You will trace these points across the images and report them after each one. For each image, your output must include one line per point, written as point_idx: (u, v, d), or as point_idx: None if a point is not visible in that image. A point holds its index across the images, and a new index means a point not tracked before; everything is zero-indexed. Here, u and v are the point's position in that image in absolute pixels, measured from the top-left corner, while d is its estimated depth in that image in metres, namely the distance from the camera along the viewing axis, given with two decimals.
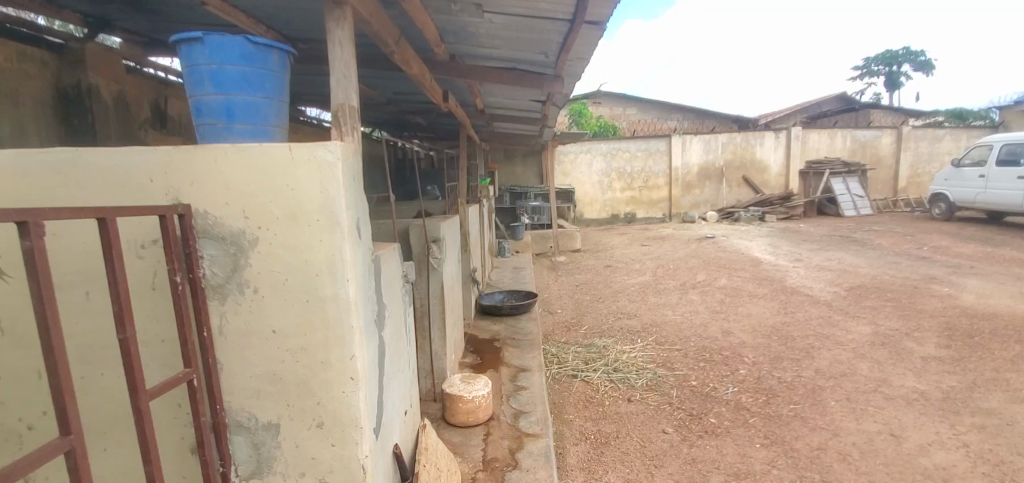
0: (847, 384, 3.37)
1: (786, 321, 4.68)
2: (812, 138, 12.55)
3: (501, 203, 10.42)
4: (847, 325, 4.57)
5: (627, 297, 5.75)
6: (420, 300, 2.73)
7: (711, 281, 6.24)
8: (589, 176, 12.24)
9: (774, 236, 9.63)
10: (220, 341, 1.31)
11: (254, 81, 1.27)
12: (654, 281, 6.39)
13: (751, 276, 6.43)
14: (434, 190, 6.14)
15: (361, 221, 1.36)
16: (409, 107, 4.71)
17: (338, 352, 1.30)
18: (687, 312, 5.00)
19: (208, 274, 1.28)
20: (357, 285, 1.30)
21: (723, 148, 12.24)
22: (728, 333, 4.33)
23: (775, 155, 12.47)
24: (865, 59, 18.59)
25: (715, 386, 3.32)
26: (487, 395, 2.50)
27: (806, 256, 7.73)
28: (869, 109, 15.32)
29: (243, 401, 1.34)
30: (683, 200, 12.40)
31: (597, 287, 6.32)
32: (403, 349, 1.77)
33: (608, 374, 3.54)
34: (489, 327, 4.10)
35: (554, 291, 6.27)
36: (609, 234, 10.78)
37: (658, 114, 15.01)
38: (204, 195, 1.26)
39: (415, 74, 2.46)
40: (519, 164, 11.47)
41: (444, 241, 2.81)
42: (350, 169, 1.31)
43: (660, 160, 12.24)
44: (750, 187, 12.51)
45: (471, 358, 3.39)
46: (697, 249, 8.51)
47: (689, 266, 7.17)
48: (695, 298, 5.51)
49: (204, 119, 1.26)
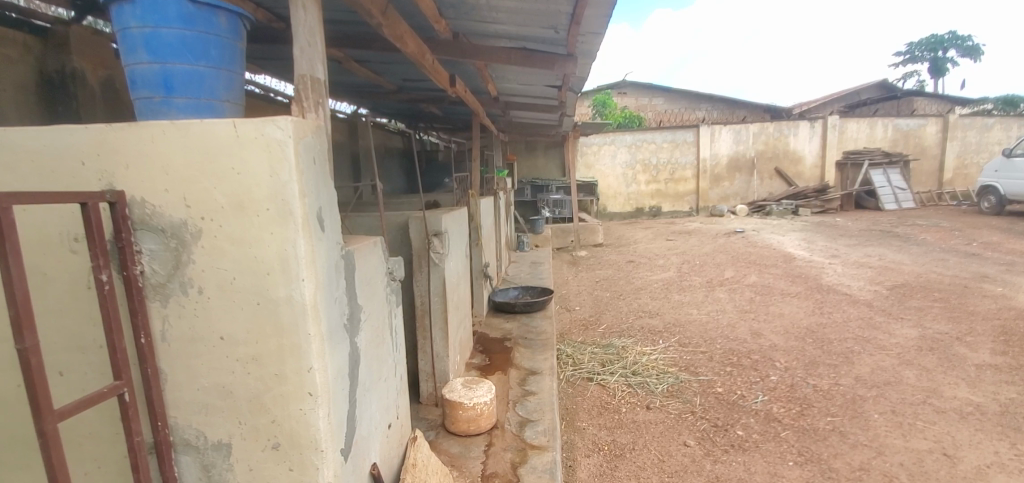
0: (891, 395, 3.06)
1: (822, 323, 4.35)
2: (850, 127, 11.92)
3: (522, 196, 10.22)
4: (889, 327, 4.21)
5: (649, 294, 5.48)
6: (419, 299, 2.54)
7: (740, 278, 5.91)
8: (613, 168, 11.90)
9: (809, 231, 9.15)
10: (162, 347, 1.14)
11: (195, 47, 1.09)
12: (679, 278, 6.10)
13: (783, 273, 6.08)
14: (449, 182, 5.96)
15: (324, 210, 1.18)
16: (422, 97, 4.55)
17: (294, 364, 1.11)
18: (713, 311, 4.71)
19: (147, 271, 1.11)
20: (317, 285, 1.11)
21: (754, 139, 11.73)
22: (758, 335, 4.04)
23: (810, 145, 11.87)
24: (908, 44, 17.65)
25: (744, 393, 3.04)
26: (490, 402, 2.30)
27: (843, 252, 7.30)
28: (913, 97, 14.49)
29: (190, 418, 1.17)
30: (712, 193, 11.93)
31: (618, 283, 6.06)
32: (386, 357, 1.58)
33: (626, 378, 3.32)
34: (501, 325, 3.91)
35: (572, 288, 6.04)
36: (634, 228, 10.42)
37: (686, 104, 14.57)
38: (141, 179, 1.10)
39: (412, 53, 2.28)
40: (541, 156, 11.25)
41: (446, 234, 2.60)
42: (309, 150, 1.12)
43: (687, 151, 11.79)
44: (783, 180, 11.97)
45: (479, 359, 3.20)
46: (725, 244, 8.13)
47: (717, 261, 6.84)
48: (723, 297, 5.20)
49: (138, 92, 1.09)
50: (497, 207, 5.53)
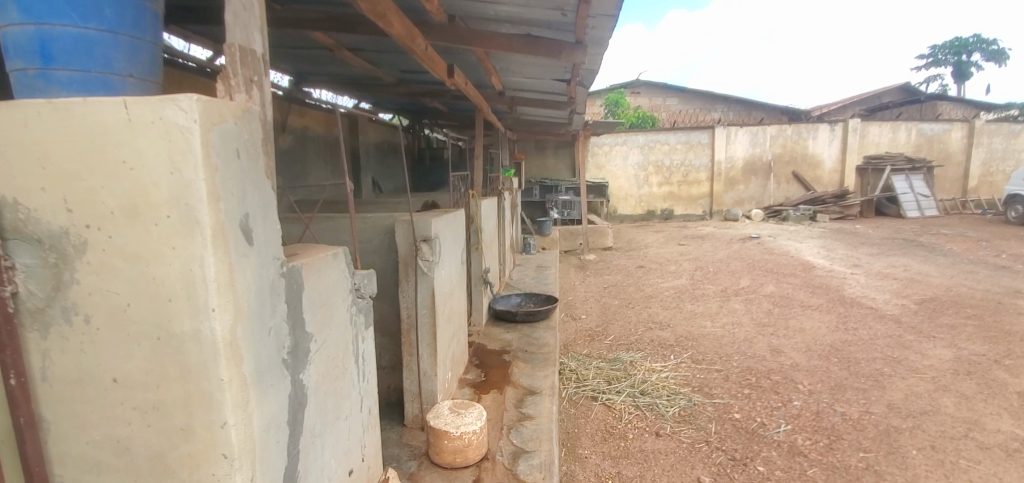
0: (928, 426, 2.76)
1: (846, 340, 4.04)
2: (872, 131, 11.51)
3: (530, 196, 9.95)
4: (921, 347, 3.89)
5: (660, 303, 5.18)
6: (405, 312, 2.29)
7: (757, 288, 5.59)
8: (624, 169, 11.57)
9: (828, 238, 8.78)
10: (44, 389, 0.90)
11: (80, 4, 0.84)
12: (692, 286, 5.79)
13: (802, 284, 5.76)
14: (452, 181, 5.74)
15: (253, 218, 0.92)
16: (423, 91, 4.30)
17: (204, 417, 0.86)
18: (729, 323, 4.41)
19: (23, 292, 0.87)
20: (235, 316, 0.86)
21: (771, 141, 11.35)
22: (777, 352, 3.75)
23: (830, 148, 11.47)
24: (932, 47, 17.12)
25: (764, 421, 2.76)
26: (479, 431, 2.05)
27: (865, 261, 6.95)
28: (937, 102, 14.01)
29: (80, 478, 0.92)
30: (726, 197, 11.57)
31: (628, 290, 5.78)
32: (348, 391, 1.32)
33: (634, 399, 3.05)
34: (501, 335, 3.65)
35: (579, 294, 5.76)
36: (645, 231, 10.10)
37: (701, 105, 14.19)
38: (14, 174, 0.85)
39: (400, 37, 2.02)
40: (551, 155, 10.97)
41: (438, 240, 2.33)
42: (229, 140, 0.86)
43: (702, 153, 11.44)
44: (800, 184, 11.57)
45: (474, 375, 2.95)
46: (740, 251, 7.81)
47: (731, 269, 6.53)
48: (739, 308, 4.89)
49: (10, 62, 0.85)
50: (501, 209, 5.26)
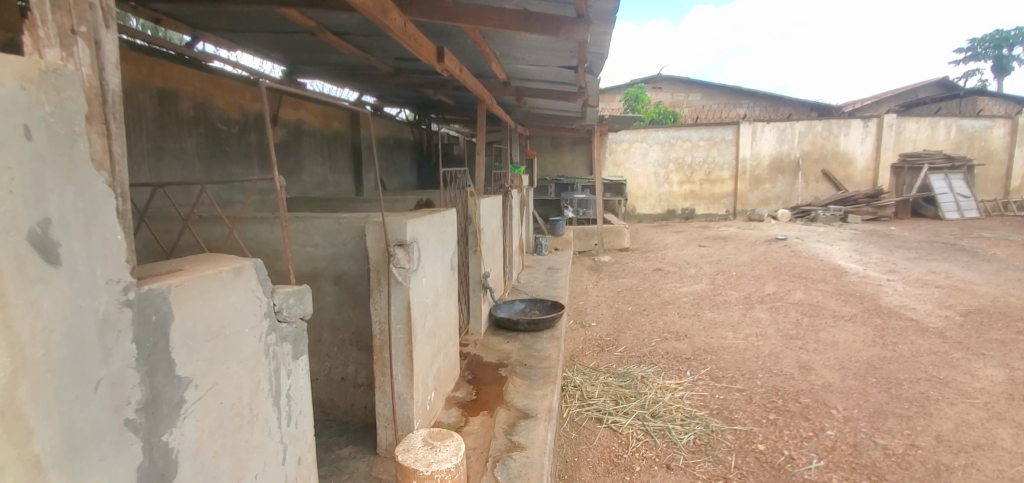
0: (984, 465, 2.38)
1: (885, 357, 3.63)
2: (909, 127, 10.87)
3: (544, 194, 9.62)
4: (970, 367, 3.47)
5: (676, 310, 4.81)
6: (377, 326, 2.00)
7: (783, 295, 5.18)
8: (644, 167, 11.14)
9: (860, 241, 8.26)
10: None
11: None
12: (712, 292, 5.41)
13: (834, 291, 5.33)
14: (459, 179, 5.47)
15: (60, 228, 0.64)
16: (422, 82, 4.03)
17: None
18: (753, 335, 4.04)
19: None
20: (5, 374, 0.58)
21: (800, 138, 10.80)
22: (807, 369, 3.38)
23: (863, 145, 10.86)
24: (971, 40, 16.22)
25: (793, 455, 2.40)
26: (455, 470, 1.75)
27: (901, 267, 6.46)
28: (979, 97, 13.23)
29: None
30: (751, 196, 11.06)
31: (643, 295, 5.42)
32: (260, 442, 1.04)
33: (643, 422, 2.73)
34: (500, 346, 3.36)
35: (591, 298, 5.43)
36: (664, 232, 9.68)
37: (725, 100, 13.67)
38: None
39: (366, 7, 1.73)
40: (567, 152, 10.62)
41: (416, 244, 2.03)
42: (6, 113, 0.58)
43: (726, 150, 10.95)
44: (830, 183, 11.00)
45: (465, 392, 2.66)
46: (765, 253, 7.37)
47: (756, 273, 6.11)
48: (763, 318, 4.50)
49: None
50: (508, 208, 4.96)
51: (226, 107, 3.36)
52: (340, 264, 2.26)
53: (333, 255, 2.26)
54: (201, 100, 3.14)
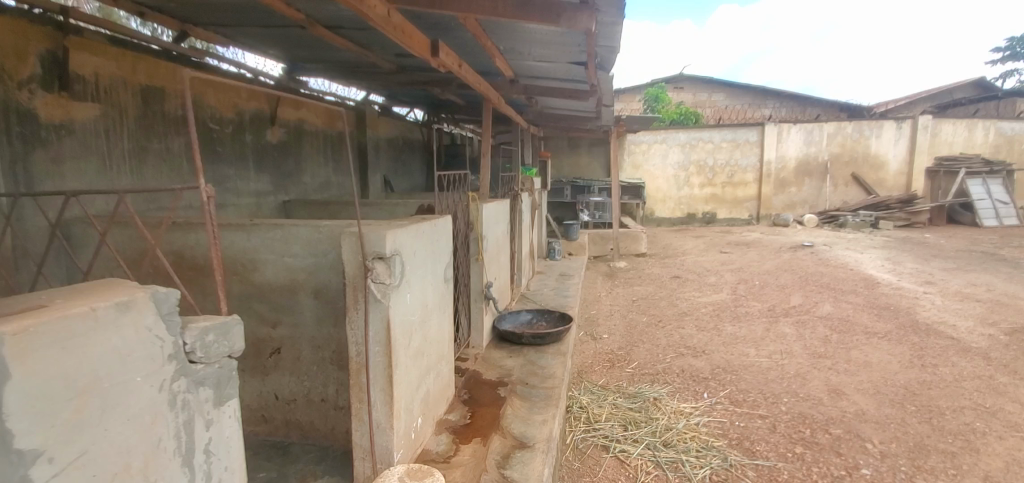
0: None
1: (923, 381, 3.31)
2: (945, 128, 10.33)
3: (560, 196, 9.37)
4: (1021, 395, 3.13)
5: (694, 323, 4.53)
6: (353, 348, 1.79)
7: (810, 308, 4.85)
8: (663, 169, 10.79)
9: (892, 249, 7.82)
10: None
11: None
12: (733, 303, 5.10)
13: (865, 304, 4.98)
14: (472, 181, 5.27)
15: None
16: (427, 80, 3.83)
17: None
18: (777, 352, 3.75)
19: None
20: None
21: (828, 140, 10.34)
22: (837, 394, 3.08)
23: (895, 148, 10.34)
24: (1011, 38, 15.45)
25: None
26: None
27: (939, 278, 6.05)
28: (1020, 99, 12.55)
29: None
30: (775, 200, 10.63)
31: (659, 305, 5.15)
32: None
33: (653, 452, 2.48)
34: (502, 361, 3.14)
35: (604, 307, 5.17)
36: (684, 237, 9.34)
37: (750, 101, 13.22)
38: None
39: None
40: (585, 153, 10.35)
41: (398, 257, 1.83)
42: None
43: (750, 152, 10.54)
44: (860, 187, 10.51)
45: (458, 415, 2.45)
46: (790, 261, 7.00)
47: (780, 283, 5.78)
48: (789, 333, 4.20)
49: None
50: (518, 212, 4.74)
51: (218, 105, 3.20)
52: (321, 277, 2.07)
53: (314, 266, 2.07)
54: (190, 98, 2.99)
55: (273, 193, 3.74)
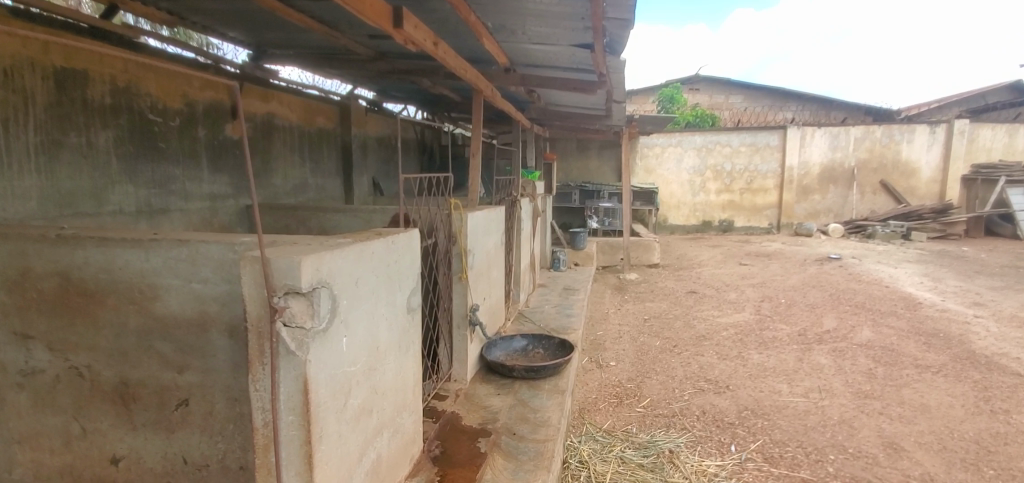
0: None
1: (997, 433, 2.77)
2: (982, 134, 9.67)
3: (568, 202, 8.85)
4: None
5: (714, 349, 3.98)
6: (259, 416, 1.29)
7: (847, 332, 4.30)
8: (678, 174, 10.21)
9: (930, 264, 7.19)
10: None
11: None
12: (758, 325, 4.54)
13: (910, 329, 4.41)
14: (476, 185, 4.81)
15: None
16: (411, 69, 3.36)
17: None
18: (815, 390, 3.21)
19: None
20: None
21: (854, 145, 9.74)
22: (896, 451, 2.55)
23: (928, 154, 9.69)
24: None
25: None
26: None
27: (988, 299, 5.45)
28: None
29: None
30: (797, 208, 10.01)
31: (675, 325, 4.61)
32: None
33: None
34: (488, 400, 2.63)
35: (613, 326, 4.65)
36: (700, 246, 8.77)
37: (770, 103, 12.61)
38: None
39: None
40: (594, 157, 9.83)
41: (325, 289, 1.32)
42: None
43: (770, 157, 9.93)
44: (890, 196, 9.87)
45: (422, 479, 1.93)
46: (817, 276, 6.42)
47: (810, 302, 5.22)
48: (826, 365, 3.64)
49: None
50: (517, 222, 4.25)
51: (161, 94, 2.72)
52: (238, 310, 1.58)
53: (228, 295, 1.58)
54: (122, 83, 2.52)
55: (234, 197, 3.27)
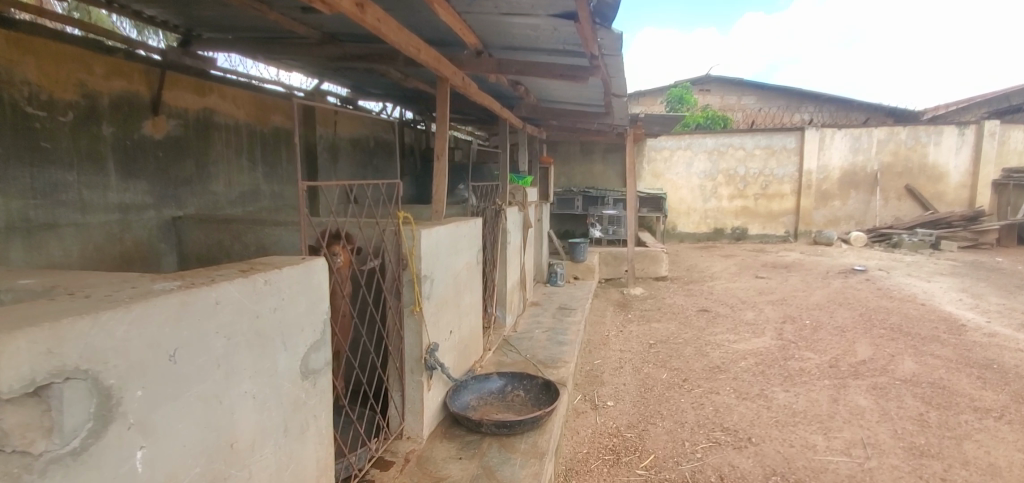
0: None
1: None
2: (1015, 135, 8.98)
3: (569, 209, 8.26)
4: None
5: (731, 385, 3.37)
6: None
7: (886, 364, 3.68)
8: (687, 178, 9.60)
9: (966, 277, 6.51)
10: None
11: None
12: (781, 353, 3.92)
13: (958, 360, 3.77)
14: (461, 190, 4.29)
15: None
16: (367, 54, 2.81)
17: None
18: (855, 445, 2.61)
19: None
20: None
21: (877, 147, 9.09)
22: None
23: (958, 156, 8.99)
24: None
25: None
26: None
27: None
28: None
29: None
30: (816, 215, 9.35)
31: (685, 352, 4.02)
32: None
33: None
34: (444, 466, 2.06)
35: (613, 353, 4.07)
36: (711, 256, 8.14)
37: (784, 104, 11.97)
38: None
39: None
40: (599, 161, 9.26)
41: (79, 381, 0.77)
42: None
43: (787, 161, 9.29)
44: (915, 201, 9.19)
45: None
46: (843, 291, 5.78)
47: (838, 324, 4.59)
48: (866, 407, 3.03)
49: None
50: (503, 234, 3.70)
51: (44, 81, 2.20)
52: None
53: None
54: None
55: (155, 207, 2.74)
